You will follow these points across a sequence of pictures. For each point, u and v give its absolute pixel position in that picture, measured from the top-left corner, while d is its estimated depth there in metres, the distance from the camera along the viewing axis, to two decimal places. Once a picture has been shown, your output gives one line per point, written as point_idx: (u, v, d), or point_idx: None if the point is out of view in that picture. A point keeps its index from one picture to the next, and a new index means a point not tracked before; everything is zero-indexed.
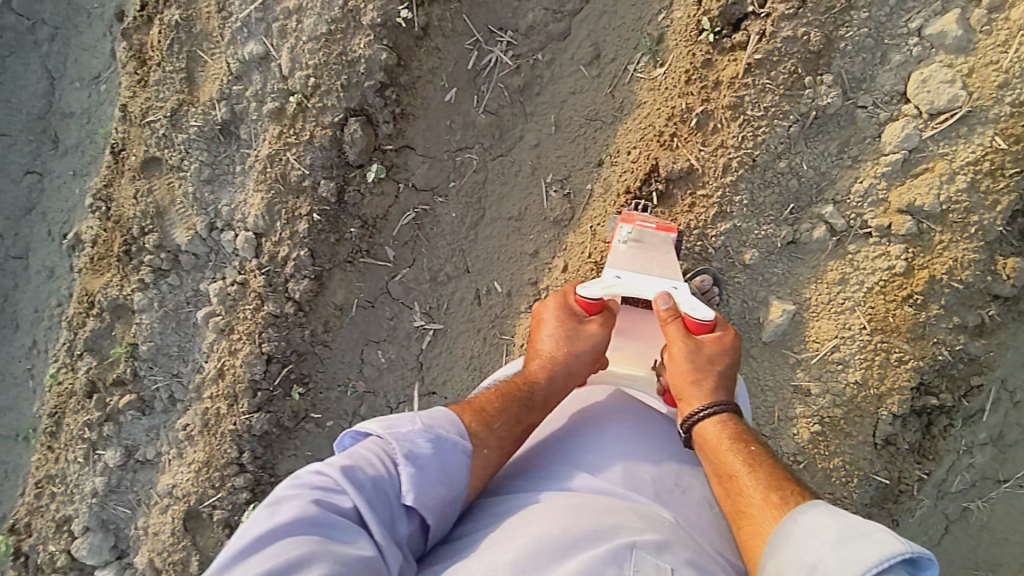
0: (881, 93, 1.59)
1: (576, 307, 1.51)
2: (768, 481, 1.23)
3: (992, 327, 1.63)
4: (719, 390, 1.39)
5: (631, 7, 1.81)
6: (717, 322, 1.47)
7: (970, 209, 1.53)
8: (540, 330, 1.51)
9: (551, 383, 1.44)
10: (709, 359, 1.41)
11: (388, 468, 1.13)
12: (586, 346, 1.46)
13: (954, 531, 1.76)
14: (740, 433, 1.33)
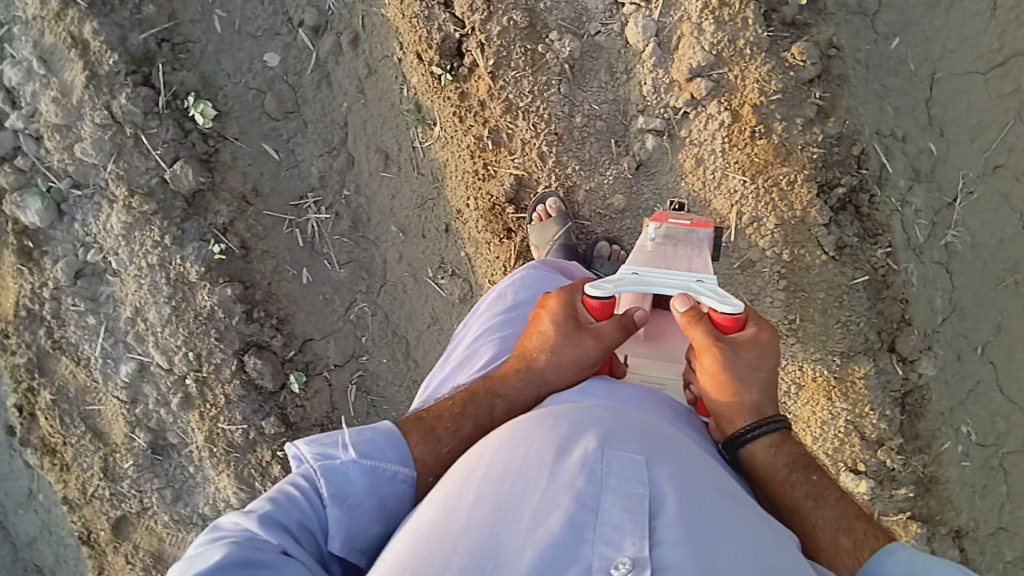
0: (600, 15, 1.73)
1: (582, 309, 1.28)
2: (844, 518, 1.13)
3: (831, 103, 1.69)
4: (763, 401, 1.19)
5: (379, 101, 1.89)
6: (754, 321, 1.23)
7: (733, 38, 1.65)
8: (539, 321, 1.30)
9: (517, 394, 1.22)
10: (750, 366, 1.18)
11: (312, 508, 1.02)
12: (573, 362, 1.21)
13: (958, 264, 1.81)
14: (801, 459, 1.18)
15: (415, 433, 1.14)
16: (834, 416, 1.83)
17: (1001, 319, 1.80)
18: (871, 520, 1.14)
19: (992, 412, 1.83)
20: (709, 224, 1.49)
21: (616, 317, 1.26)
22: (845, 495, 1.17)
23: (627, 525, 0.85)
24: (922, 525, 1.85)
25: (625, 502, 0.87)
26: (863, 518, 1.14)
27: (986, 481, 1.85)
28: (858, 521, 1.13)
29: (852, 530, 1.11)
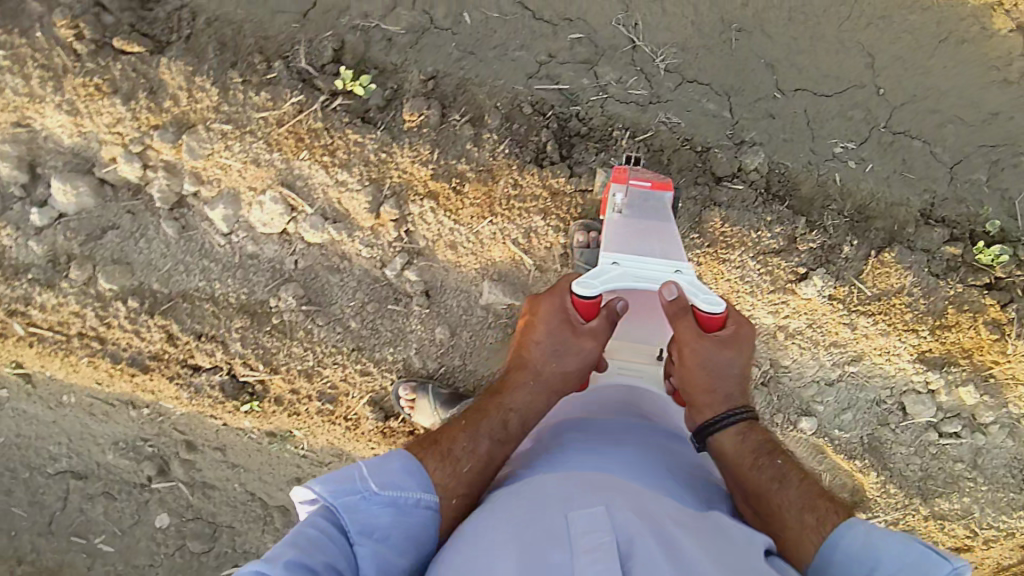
0: (284, 253, 1.76)
1: (575, 312, 1.39)
2: (809, 499, 1.23)
3: (475, 110, 1.69)
4: (734, 392, 1.38)
5: (247, 457, 1.95)
6: (733, 319, 1.37)
7: (366, 161, 1.67)
8: (533, 331, 1.43)
9: (525, 404, 1.38)
10: (723, 363, 1.35)
11: (336, 547, 1.07)
12: (577, 367, 1.40)
13: (692, 67, 1.74)
14: (765, 445, 1.33)
15: (432, 457, 1.22)
16: (744, 263, 1.71)
17: (766, 60, 1.75)
18: (834, 506, 1.23)
19: (841, 113, 1.76)
20: (669, 182, 1.51)
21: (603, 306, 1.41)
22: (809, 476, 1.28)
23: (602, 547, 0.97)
24: (898, 246, 1.72)
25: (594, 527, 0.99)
26: (825, 496, 1.25)
27: (899, 156, 1.76)
28: (819, 500, 1.24)
29: (813, 509, 1.22)
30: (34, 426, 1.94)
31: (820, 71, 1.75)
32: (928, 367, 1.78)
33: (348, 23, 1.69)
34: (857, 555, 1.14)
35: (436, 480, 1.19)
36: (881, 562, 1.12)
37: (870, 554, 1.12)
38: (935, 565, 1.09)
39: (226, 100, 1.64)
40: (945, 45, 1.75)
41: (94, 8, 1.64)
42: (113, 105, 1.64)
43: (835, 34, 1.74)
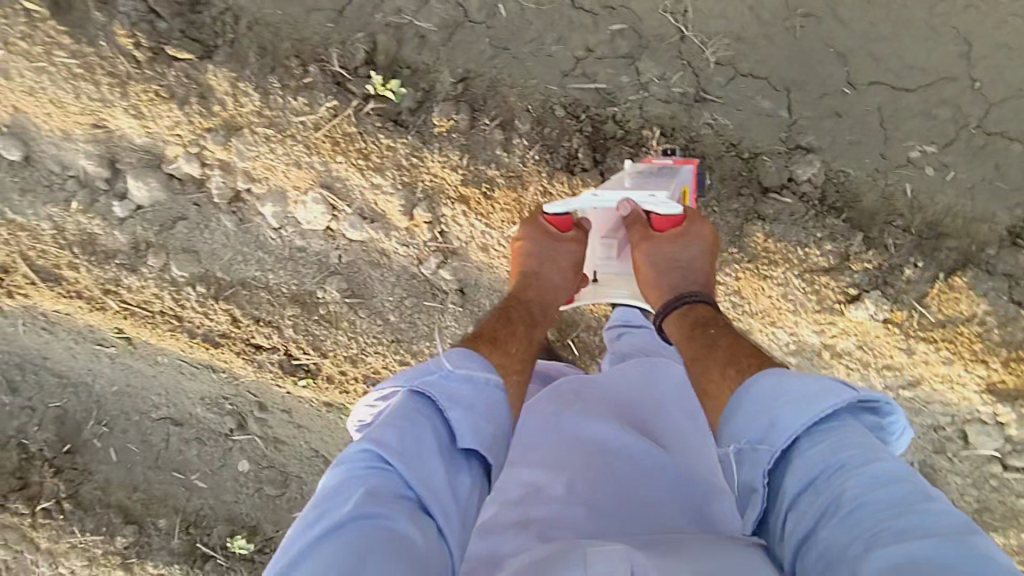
0: (328, 248, 1.84)
1: (553, 221, 1.48)
2: (732, 357, 1.18)
3: (508, 113, 1.65)
4: (685, 282, 1.40)
5: (311, 420, 2.18)
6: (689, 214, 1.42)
7: (400, 165, 1.69)
8: (523, 245, 1.49)
9: (536, 304, 1.46)
10: (680, 256, 1.40)
11: (427, 419, 1.06)
12: (571, 262, 1.47)
13: (748, 61, 1.61)
14: (705, 319, 1.32)
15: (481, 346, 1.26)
16: (788, 280, 1.60)
17: (837, 49, 1.59)
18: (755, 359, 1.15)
19: (924, 111, 1.58)
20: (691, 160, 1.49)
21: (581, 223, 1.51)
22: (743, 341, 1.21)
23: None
24: (972, 270, 1.54)
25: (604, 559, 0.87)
26: (752, 354, 1.18)
27: (992, 161, 1.56)
28: (744, 358, 1.16)
29: (735, 364, 1.15)
30: (139, 378, 2.27)
31: (902, 61, 1.57)
32: (998, 401, 1.59)
33: (381, 20, 1.69)
34: (763, 390, 0.99)
35: (497, 363, 1.23)
36: (785, 389, 0.96)
37: (774, 394, 0.97)
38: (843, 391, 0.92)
39: (269, 105, 1.69)
40: None
41: (148, 16, 1.70)
42: (172, 110, 1.73)
43: (924, 19, 1.55)
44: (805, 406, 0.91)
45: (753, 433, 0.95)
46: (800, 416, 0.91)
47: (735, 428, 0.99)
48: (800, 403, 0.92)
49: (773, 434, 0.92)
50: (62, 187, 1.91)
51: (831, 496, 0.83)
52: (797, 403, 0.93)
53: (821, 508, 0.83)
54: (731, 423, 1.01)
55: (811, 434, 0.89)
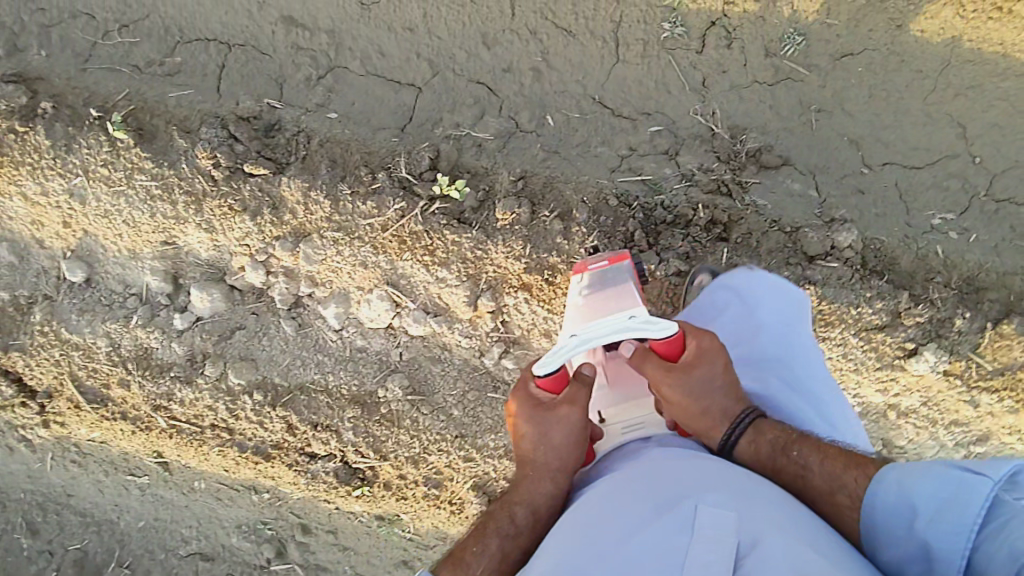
0: (389, 345, 1.87)
1: (545, 390, 1.39)
2: (831, 479, 1.22)
3: (563, 205, 1.79)
4: (729, 403, 1.35)
5: (356, 540, 2.04)
6: (691, 334, 1.40)
7: (464, 257, 1.78)
8: (519, 427, 1.41)
9: (531, 495, 1.33)
10: (704, 378, 1.35)
11: None
12: (565, 440, 1.34)
13: (773, 148, 1.83)
14: (779, 437, 1.32)
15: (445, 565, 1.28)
16: (846, 340, 1.68)
17: (848, 136, 1.82)
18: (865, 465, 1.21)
19: (937, 182, 1.79)
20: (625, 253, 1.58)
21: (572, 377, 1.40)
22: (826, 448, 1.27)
23: (722, 543, 0.99)
24: (1016, 317, 1.66)
25: (715, 522, 1.02)
26: (848, 462, 1.23)
27: (1006, 223, 1.76)
28: (847, 473, 1.21)
29: (843, 485, 1.20)
30: (170, 510, 2.10)
31: (909, 143, 1.81)
32: None
33: (441, 133, 1.90)
34: (894, 508, 1.10)
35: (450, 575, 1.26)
36: (919, 504, 1.07)
37: (911, 510, 1.07)
38: (971, 484, 1.03)
39: (338, 211, 1.80)
40: None
41: (228, 140, 1.85)
42: (244, 222, 1.82)
43: (921, 107, 1.81)
44: (952, 522, 1.02)
45: (919, 558, 1.06)
46: (954, 530, 1.02)
47: (896, 557, 1.09)
48: (952, 515, 1.03)
49: (936, 553, 1.03)
50: (122, 304, 1.93)
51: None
52: (941, 518, 1.03)
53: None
54: (883, 550, 1.11)
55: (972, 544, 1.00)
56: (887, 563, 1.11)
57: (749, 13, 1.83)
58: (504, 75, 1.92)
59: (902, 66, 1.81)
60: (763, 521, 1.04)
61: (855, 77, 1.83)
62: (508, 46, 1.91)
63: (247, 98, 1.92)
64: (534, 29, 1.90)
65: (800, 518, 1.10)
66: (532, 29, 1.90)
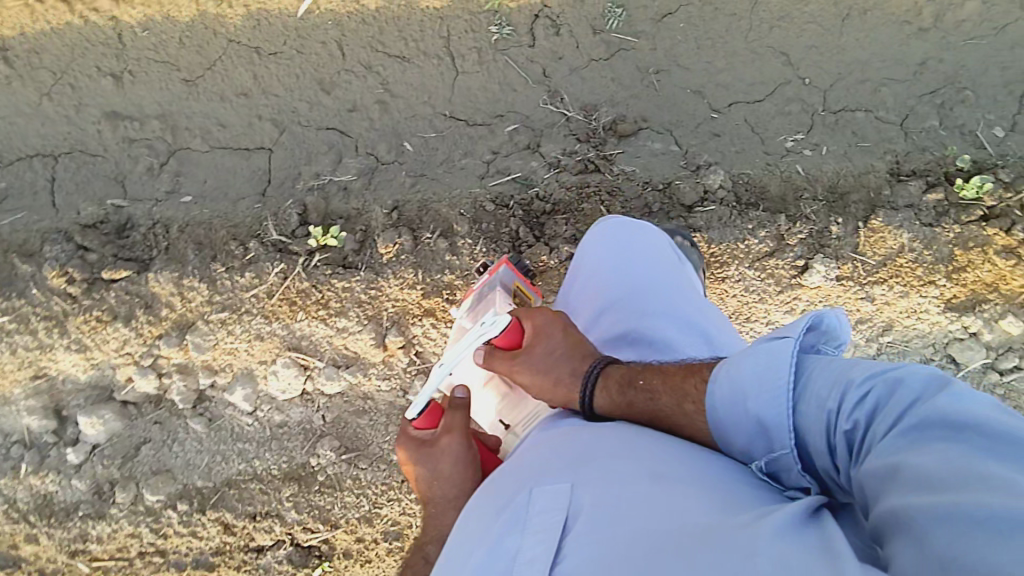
0: (308, 412, 1.78)
1: (421, 429, 1.35)
2: (677, 401, 1.17)
3: (442, 222, 1.78)
4: (577, 362, 1.31)
5: None
6: (526, 318, 1.37)
7: (360, 301, 1.74)
8: (408, 471, 1.36)
9: (439, 532, 1.31)
10: (546, 352, 1.32)
11: None
12: (451, 467, 1.30)
13: (626, 118, 1.91)
14: (626, 374, 1.25)
15: None
16: (743, 274, 1.73)
17: (693, 87, 1.93)
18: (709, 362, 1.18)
19: (779, 110, 1.92)
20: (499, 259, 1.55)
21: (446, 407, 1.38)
22: (670, 368, 1.22)
23: (594, 520, 0.96)
24: (881, 211, 1.77)
25: (548, 504, 1.02)
26: (690, 373, 1.19)
27: (849, 130, 1.90)
28: (687, 382, 1.17)
29: (687, 397, 1.15)
30: None
31: (745, 82, 1.94)
32: (960, 313, 1.76)
33: (305, 187, 1.85)
34: (726, 400, 1.08)
35: None
36: (743, 387, 1.06)
37: (738, 393, 1.06)
38: (777, 351, 1.04)
39: (218, 290, 1.72)
40: (848, 21, 1.95)
41: (77, 252, 1.74)
42: (118, 331, 1.70)
43: (745, 45, 1.94)
44: (773, 391, 1.02)
45: (756, 438, 1.05)
46: (775, 398, 1.02)
47: (741, 444, 1.08)
48: (771, 385, 1.03)
49: (771, 427, 1.02)
50: (6, 455, 1.75)
51: (837, 435, 0.95)
52: (764, 390, 1.03)
53: (841, 450, 0.95)
54: (733, 443, 1.09)
55: (796, 406, 1.01)
56: (736, 454, 1.10)
57: None
58: (352, 115, 1.92)
59: (718, 13, 1.93)
60: (602, 482, 1.02)
61: (680, 33, 1.93)
62: (348, 86, 1.92)
63: (88, 205, 1.82)
64: (368, 63, 1.91)
65: (663, 455, 1.08)
66: (367, 63, 1.91)
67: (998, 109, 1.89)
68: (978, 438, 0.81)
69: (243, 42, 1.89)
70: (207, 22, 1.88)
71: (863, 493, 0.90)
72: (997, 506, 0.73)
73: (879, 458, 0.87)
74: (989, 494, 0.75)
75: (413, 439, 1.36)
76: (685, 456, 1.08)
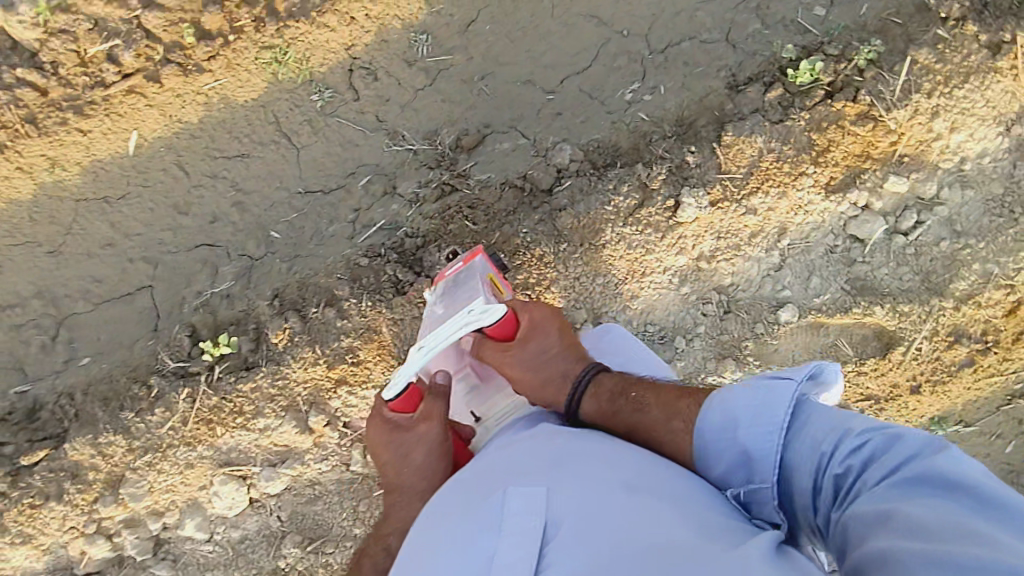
0: (263, 518, 1.75)
1: (398, 411, 1.40)
2: (668, 408, 1.27)
3: (324, 293, 1.79)
4: (569, 366, 1.41)
5: None
6: (522, 314, 1.45)
7: (270, 397, 1.73)
8: (378, 453, 1.43)
9: (403, 519, 1.39)
10: (541, 350, 1.42)
11: None
12: (426, 455, 1.37)
13: (469, 131, 1.92)
14: (617, 386, 1.36)
15: None
16: (621, 234, 1.72)
17: (522, 78, 1.93)
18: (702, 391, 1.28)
19: (609, 67, 1.92)
20: (475, 250, 1.58)
21: (425, 391, 1.43)
22: (663, 386, 1.32)
23: (575, 531, 1.01)
24: (729, 125, 1.76)
25: (525, 507, 1.05)
26: (683, 394, 1.29)
27: (680, 62, 1.90)
28: (680, 402, 1.28)
29: (677, 412, 1.26)
30: None
31: (569, 55, 1.93)
32: (843, 193, 1.75)
33: (190, 308, 1.87)
34: (718, 425, 1.17)
35: None
36: (735, 417, 1.15)
37: (730, 422, 1.15)
38: (780, 389, 1.13)
39: (134, 436, 1.72)
40: None
41: None
42: (55, 510, 1.70)
43: (555, 21, 1.93)
44: (769, 427, 1.11)
45: (739, 467, 1.14)
46: (770, 435, 1.11)
47: (721, 471, 1.17)
48: (767, 416, 1.12)
49: (757, 459, 1.12)
50: None
51: (827, 477, 1.04)
52: (760, 426, 1.12)
53: (826, 492, 1.03)
54: (714, 467, 1.18)
55: (788, 442, 1.10)
56: (714, 479, 1.19)
57: (371, 43, 1.91)
58: (215, 225, 1.94)
59: (518, 3, 1.92)
60: (583, 491, 1.07)
61: (490, 34, 1.93)
62: (201, 201, 1.94)
63: None
64: (212, 173, 1.94)
65: (634, 468, 1.14)
66: (211, 173, 1.94)
67: None
68: (967, 498, 0.89)
69: (89, 197, 1.92)
70: (49, 191, 1.90)
71: (839, 532, 0.99)
72: (985, 556, 0.80)
73: (868, 504, 0.95)
74: (976, 546, 0.82)
75: (385, 419, 1.42)
76: (657, 471, 1.15)
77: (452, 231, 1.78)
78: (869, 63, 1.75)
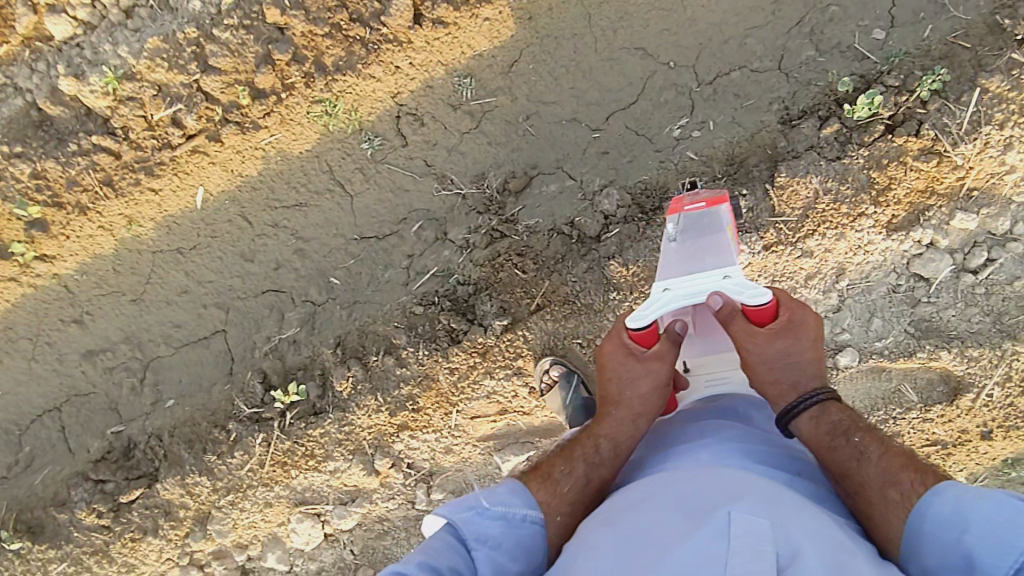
0: (337, 551, 1.88)
1: (638, 342, 1.48)
2: (890, 474, 1.26)
3: (382, 340, 1.87)
4: (802, 377, 1.44)
5: None
6: (784, 308, 1.45)
7: (338, 441, 1.83)
8: (604, 369, 1.52)
9: (612, 431, 1.46)
10: (787, 350, 1.44)
11: (460, 556, 1.20)
12: (650, 387, 1.47)
13: (517, 172, 1.95)
14: (841, 422, 1.37)
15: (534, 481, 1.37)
16: None
17: (567, 117, 1.93)
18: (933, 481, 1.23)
19: (656, 101, 1.90)
20: (722, 197, 1.58)
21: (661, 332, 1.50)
22: (892, 446, 1.30)
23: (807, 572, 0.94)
24: (783, 165, 1.72)
25: (753, 529, 0.99)
26: (910, 465, 1.28)
27: (730, 95, 1.85)
28: (903, 474, 1.26)
29: (896, 483, 1.25)
30: None
31: (613, 91, 1.91)
32: (906, 231, 1.67)
33: (261, 353, 1.98)
34: (945, 519, 1.13)
35: (547, 501, 1.33)
36: (969, 518, 1.10)
37: (961, 519, 1.11)
38: None
39: (217, 477, 1.86)
40: None
41: (97, 486, 1.94)
42: (152, 542, 1.88)
43: (600, 57, 1.91)
44: (1005, 540, 1.05)
45: (956, 567, 1.09)
46: (1005, 554, 1.04)
47: (929, 558, 1.13)
48: (1007, 523, 1.06)
49: (978, 568, 1.06)
50: None
51: None
52: (995, 536, 1.06)
53: None
54: (924, 556, 1.15)
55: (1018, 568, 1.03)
56: (919, 569, 1.15)
57: (416, 89, 1.94)
58: (279, 271, 2.04)
59: (561, 39, 1.91)
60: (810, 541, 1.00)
61: (534, 74, 1.93)
62: (266, 249, 2.04)
63: (94, 440, 2.03)
64: (274, 221, 2.03)
65: (850, 546, 1.07)
66: (273, 222, 2.03)
67: (871, 11, 1.81)
68: None
69: (165, 249, 2.05)
70: (129, 246, 2.04)
71: None
72: None
73: None
74: None
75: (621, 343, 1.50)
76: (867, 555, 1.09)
77: (503, 279, 1.82)
78: (934, 93, 1.68)
